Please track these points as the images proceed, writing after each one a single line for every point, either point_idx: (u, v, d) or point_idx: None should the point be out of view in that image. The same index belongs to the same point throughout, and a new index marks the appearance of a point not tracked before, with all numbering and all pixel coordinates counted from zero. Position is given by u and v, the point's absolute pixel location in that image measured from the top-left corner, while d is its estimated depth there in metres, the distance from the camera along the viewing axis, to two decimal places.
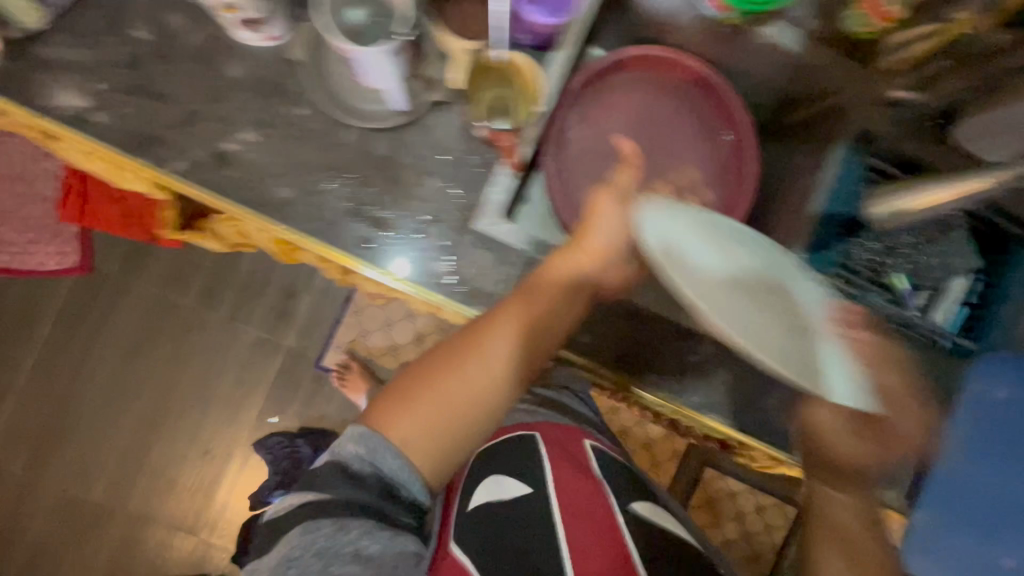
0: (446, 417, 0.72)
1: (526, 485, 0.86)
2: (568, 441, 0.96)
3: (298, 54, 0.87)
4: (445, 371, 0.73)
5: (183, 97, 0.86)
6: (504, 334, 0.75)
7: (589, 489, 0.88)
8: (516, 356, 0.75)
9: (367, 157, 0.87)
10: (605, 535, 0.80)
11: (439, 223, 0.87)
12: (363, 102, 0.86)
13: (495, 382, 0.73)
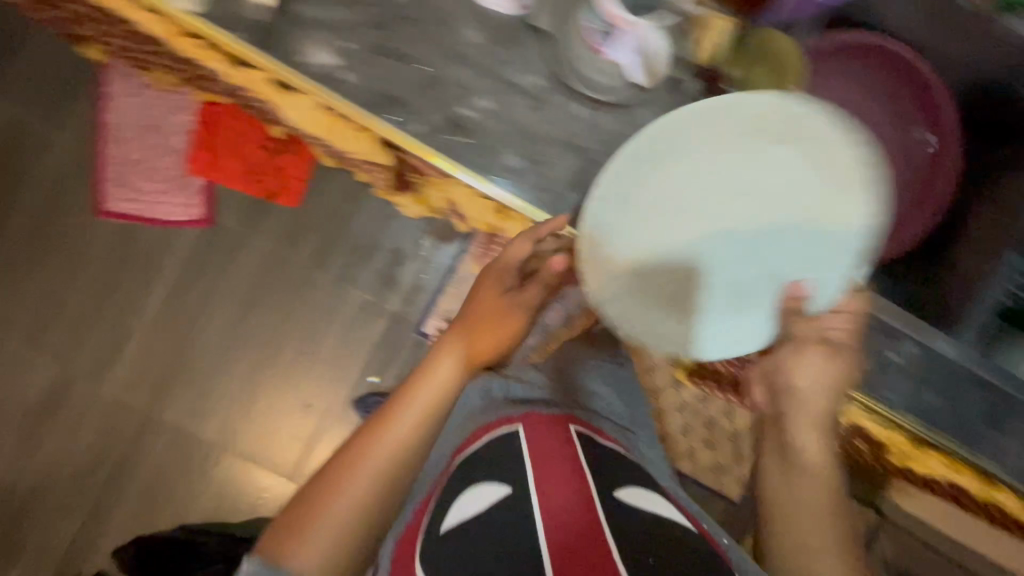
0: (375, 485, 0.88)
1: (504, 487, 0.94)
2: (549, 435, 1.04)
3: (546, 24, 0.93)
4: (374, 445, 0.90)
5: (420, 58, 0.93)
6: (450, 362, 0.98)
7: (572, 483, 0.96)
8: (421, 412, 0.94)
9: (596, 132, 0.95)
10: (585, 521, 0.91)
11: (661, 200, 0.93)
12: (602, 73, 0.93)
13: (401, 450, 0.91)
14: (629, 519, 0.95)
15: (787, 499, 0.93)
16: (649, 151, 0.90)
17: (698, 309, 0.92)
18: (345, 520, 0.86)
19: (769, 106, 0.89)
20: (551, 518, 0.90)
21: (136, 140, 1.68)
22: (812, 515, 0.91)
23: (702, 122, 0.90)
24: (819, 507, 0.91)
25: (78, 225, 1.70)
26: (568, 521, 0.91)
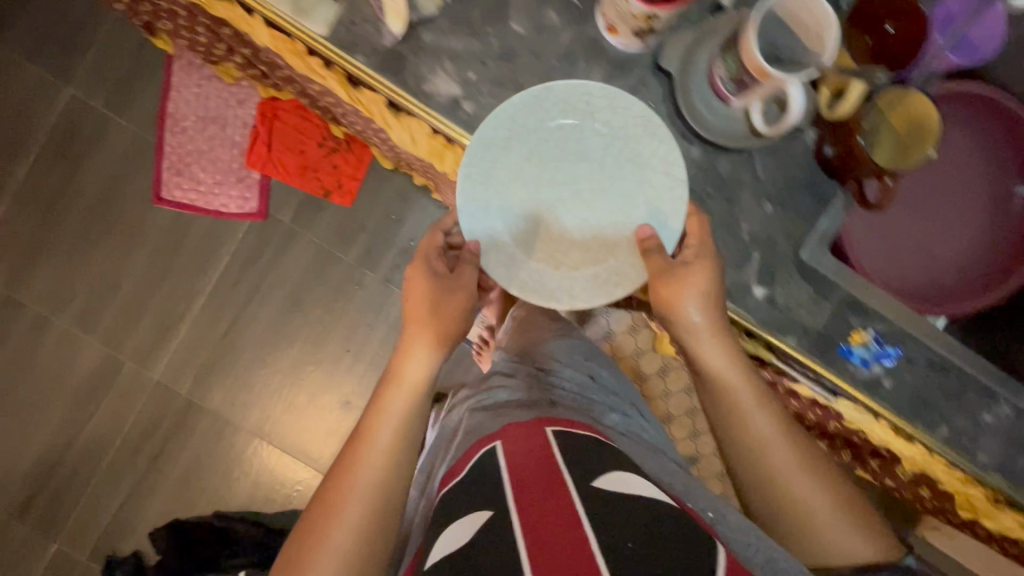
0: (376, 507, 0.80)
1: (485, 512, 0.72)
2: (527, 435, 0.82)
3: (675, 66, 0.77)
4: (358, 470, 0.81)
5: (552, 92, 0.78)
6: (416, 361, 0.88)
7: (548, 483, 0.74)
8: (392, 428, 0.85)
9: (707, 175, 0.78)
10: (565, 528, 0.68)
11: (764, 257, 0.77)
12: (721, 115, 0.76)
13: (388, 462, 0.83)
14: (614, 524, 0.68)
15: (766, 450, 0.81)
16: (497, 132, 0.77)
17: (557, 262, 0.80)
18: (350, 551, 0.77)
19: (648, 113, 0.77)
20: (534, 540, 0.67)
21: (196, 131, 1.69)
22: (792, 467, 0.80)
23: (613, 105, 0.77)
24: (779, 452, 0.80)
25: (133, 210, 1.72)
26: (535, 522, 0.69)
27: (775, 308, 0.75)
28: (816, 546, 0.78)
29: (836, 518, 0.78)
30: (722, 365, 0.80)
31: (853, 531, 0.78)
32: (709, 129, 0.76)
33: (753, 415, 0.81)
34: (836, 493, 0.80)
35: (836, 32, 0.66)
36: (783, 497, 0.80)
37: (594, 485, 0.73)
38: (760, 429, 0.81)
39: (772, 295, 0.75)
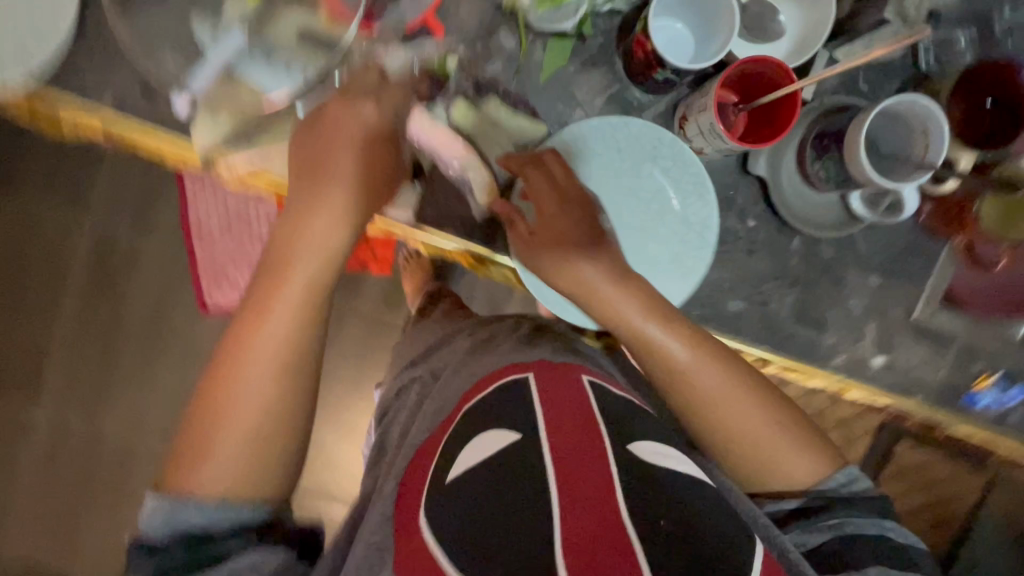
0: (277, 410, 0.55)
1: (511, 431, 0.52)
2: (553, 381, 0.59)
3: (764, 167, 0.66)
4: (255, 345, 0.55)
5: (626, 208, 0.67)
6: (324, 220, 0.60)
7: (579, 423, 0.53)
8: (306, 292, 0.58)
9: (811, 262, 0.70)
10: (596, 482, 0.48)
11: (877, 325, 0.72)
12: (819, 204, 0.67)
13: (288, 363, 0.56)
14: (665, 495, 0.48)
15: (691, 386, 0.60)
16: (577, 142, 0.65)
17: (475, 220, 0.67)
18: (236, 473, 0.53)
19: (700, 177, 0.65)
20: (562, 485, 0.47)
21: (224, 236, 1.30)
22: (743, 416, 0.60)
23: (677, 162, 0.65)
24: (703, 388, 0.60)
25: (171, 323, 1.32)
26: (566, 460, 0.50)
27: (896, 371, 0.73)
28: (750, 469, 0.60)
29: (791, 443, 0.59)
30: (631, 314, 0.61)
31: (795, 451, 0.59)
32: (812, 226, 0.67)
33: (668, 343, 0.60)
34: (777, 419, 0.60)
35: (947, 128, 0.57)
36: (728, 435, 0.60)
37: (630, 446, 0.52)
38: (677, 356, 0.60)
39: (890, 361, 0.73)
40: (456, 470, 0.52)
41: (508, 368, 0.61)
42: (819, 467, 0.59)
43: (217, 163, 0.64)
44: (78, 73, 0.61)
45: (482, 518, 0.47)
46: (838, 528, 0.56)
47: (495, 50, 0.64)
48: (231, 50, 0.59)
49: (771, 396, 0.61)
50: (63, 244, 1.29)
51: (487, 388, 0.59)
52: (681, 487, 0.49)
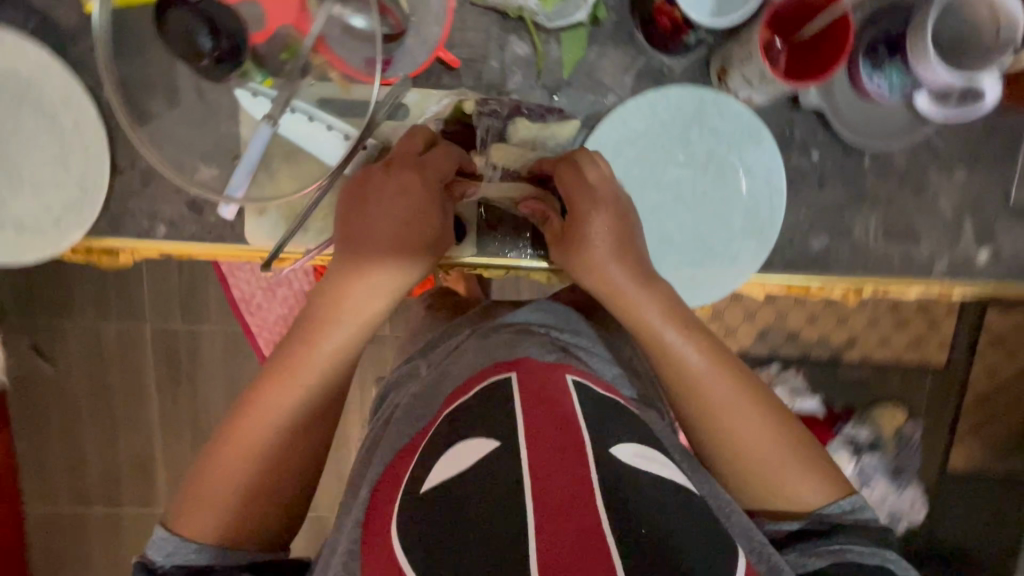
0: (287, 465, 0.54)
1: (490, 440, 0.47)
2: (541, 377, 0.52)
3: (818, 96, 0.62)
4: (275, 406, 0.54)
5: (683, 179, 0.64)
6: (373, 290, 0.57)
7: (559, 427, 0.47)
8: (328, 361, 0.56)
9: (886, 175, 0.66)
10: (575, 495, 0.43)
11: (972, 219, 0.68)
12: (881, 118, 0.64)
13: (309, 426, 0.55)
14: (646, 513, 0.43)
15: (708, 391, 0.57)
16: (622, 129, 0.62)
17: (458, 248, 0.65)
18: (235, 521, 0.52)
19: (752, 123, 0.62)
20: (540, 500, 0.43)
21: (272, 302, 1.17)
22: (748, 415, 0.56)
23: (723, 114, 0.62)
24: (714, 392, 0.56)
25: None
26: (553, 469, 0.44)
27: (1005, 260, 0.69)
28: (752, 485, 0.55)
29: (794, 456, 0.55)
30: (657, 322, 0.58)
31: (794, 461, 0.55)
32: (879, 139, 0.64)
33: (685, 349, 0.57)
34: (786, 428, 0.56)
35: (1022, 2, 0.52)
36: (725, 439, 0.56)
37: (614, 450, 0.47)
38: (691, 362, 0.57)
39: (997, 251, 0.68)
40: (431, 483, 0.46)
41: (499, 366, 0.54)
42: (822, 491, 0.55)
43: (281, 257, 0.64)
44: (128, 210, 0.63)
45: (451, 542, 0.42)
46: (838, 555, 0.50)
47: (512, 61, 0.62)
48: (259, 144, 0.60)
49: (778, 404, 0.58)
50: (131, 356, 1.31)
51: (477, 386, 0.53)
52: (668, 497, 0.46)
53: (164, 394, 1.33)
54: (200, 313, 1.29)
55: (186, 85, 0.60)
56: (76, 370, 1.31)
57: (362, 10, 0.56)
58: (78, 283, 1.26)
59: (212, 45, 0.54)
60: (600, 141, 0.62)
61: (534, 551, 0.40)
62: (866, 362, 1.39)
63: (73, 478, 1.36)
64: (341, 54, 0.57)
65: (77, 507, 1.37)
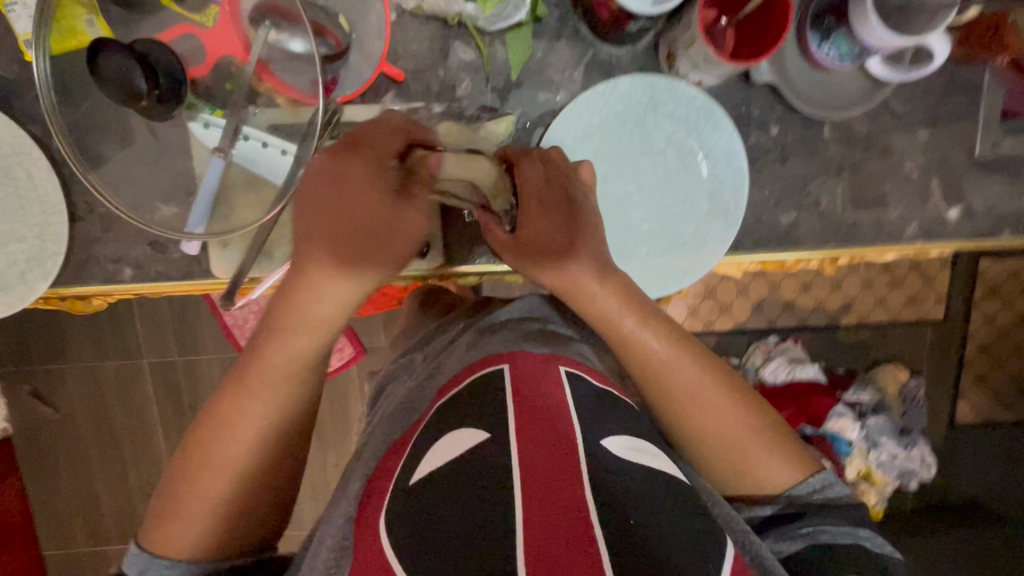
0: (260, 476, 0.51)
1: (483, 432, 0.46)
2: (536, 371, 0.52)
3: (769, 72, 0.62)
4: (238, 416, 0.50)
5: (642, 169, 0.64)
6: (332, 292, 0.50)
7: (553, 419, 0.47)
8: (288, 369, 0.51)
9: (849, 143, 0.66)
10: (563, 484, 0.42)
11: (940, 178, 0.67)
12: (833, 88, 0.63)
13: (277, 438, 0.52)
14: (636, 503, 0.42)
15: (675, 379, 0.55)
16: (574, 126, 0.62)
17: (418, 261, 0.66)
18: (212, 534, 0.49)
19: (708, 107, 0.62)
20: (527, 487, 0.42)
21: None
22: (716, 400, 0.55)
23: (677, 102, 0.62)
24: (680, 380, 0.55)
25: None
26: (545, 456, 0.44)
27: (978, 215, 0.68)
28: (725, 471, 0.55)
29: (763, 441, 0.55)
30: (617, 313, 0.56)
31: (764, 444, 0.54)
32: (835, 109, 0.63)
33: (647, 338, 0.56)
34: (755, 412, 0.56)
35: None
36: (694, 427, 0.55)
37: (603, 442, 0.46)
38: (653, 351, 0.55)
39: (968, 208, 0.68)
40: (419, 474, 0.46)
41: (490, 358, 0.54)
42: (794, 471, 0.54)
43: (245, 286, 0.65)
44: (93, 256, 0.63)
45: (438, 531, 0.41)
46: (812, 537, 0.50)
47: (458, 67, 0.61)
48: (214, 176, 0.59)
49: (744, 387, 0.57)
50: (131, 393, 1.31)
51: (467, 378, 0.53)
52: (655, 489, 0.45)
53: (168, 427, 1.33)
54: (194, 344, 1.28)
55: (134, 126, 0.60)
56: (77, 413, 1.31)
57: (299, 34, 0.55)
58: (71, 326, 1.26)
59: (151, 84, 0.52)
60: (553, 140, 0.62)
61: (520, 541, 0.39)
62: (863, 325, 1.39)
63: (88, 519, 1.36)
64: (284, 78, 0.57)
65: (94, 546, 1.37)
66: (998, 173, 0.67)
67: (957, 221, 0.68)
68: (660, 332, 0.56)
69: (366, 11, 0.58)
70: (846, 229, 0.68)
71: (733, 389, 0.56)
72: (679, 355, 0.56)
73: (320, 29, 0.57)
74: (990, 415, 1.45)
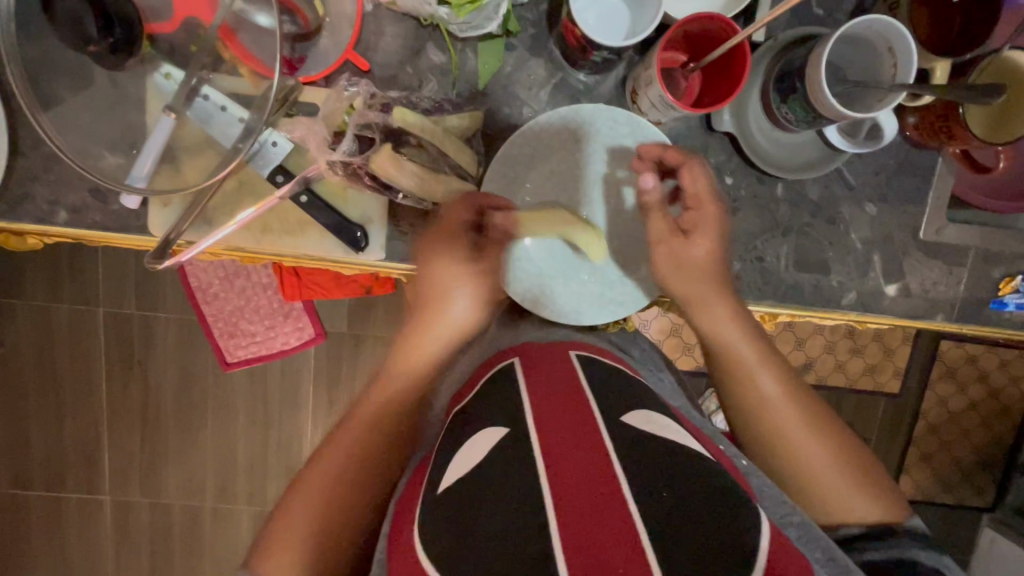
0: (343, 506, 0.55)
1: (500, 427, 0.46)
2: (545, 360, 0.55)
3: (730, 122, 0.63)
4: (356, 432, 0.59)
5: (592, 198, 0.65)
6: (436, 321, 0.63)
7: (570, 406, 0.47)
8: (403, 393, 0.61)
9: (800, 205, 0.67)
10: (588, 456, 0.41)
11: (883, 254, 0.69)
12: (787, 151, 0.64)
13: (368, 463, 0.57)
14: (678, 470, 0.40)
15: (780, 416, 0.58)
16: (548, 140, 0.62)
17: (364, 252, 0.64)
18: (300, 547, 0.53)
19: (665, 146, 0.62)
20: (550, 461, 0.40)
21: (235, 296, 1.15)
22: (803, 428, 0.58)
23: (636, 136, 0.63)
24: (783, 417, 0.58)
25: (203, 390, 1.30)
26: (569, 441, 0.43)
27: (914, 296, 0.70)
28: (821, 506, 0.55)
29: (858, 481, 0.56)
30: (733, 340, 0.60)
31: (856, 484, 0.55)
32: (791, 170, 0.64)
33: (761, 374, 0.59)
34: (838, 446, 0.57)
35: (913, 43, 0.53)
36: (782, 451, 0.57)
37: (625, 419, 0.46)
38: (766, 387, 0.59)
39: (906, 286, 0.69)
40: (447, 481, 0.45)
41: (502, 355, 0.59)
42: (872, 507, 0.55)
43: (176, 248, 0.64)
44: (30, 195, 0.62)
45: (465, 522, 0.39)
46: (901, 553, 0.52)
47: (427, 68, 0.62)
48: (163, 133, 0.59)
49: (833, 421, 0.60)
50: (76, 340, 1.27)
51: (486, 375, 0.57)
52: (678, 455, 0.42)
53: (113, 380, 1.29)
54: (155, 299, 1.26)
55: (93, 70, 0.59)
56: (20, 352, 1.27)
57: (266, 9, 0.55)
58: (32, 263, 1.22)
59: (104, 34, 0.53)
60: (516, 152, 0.62)
61: (551, 511, 0.37)
62: (820, 386, 1.42)
63: (14, 462, 1.32)
64: (248, 48, 0.57)
65: (15, 490, 1.33)
66: (938, 257, 0.69)
67: (893, 298, 0.69)
68: (763, 356, 0.60)
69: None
70: (790, 288, 0.68)
71: (825, 424, 0.59)
72: (773, 381, 0.59)
73: (291, 6, 0.57)
74: (928, 493, 1.50)
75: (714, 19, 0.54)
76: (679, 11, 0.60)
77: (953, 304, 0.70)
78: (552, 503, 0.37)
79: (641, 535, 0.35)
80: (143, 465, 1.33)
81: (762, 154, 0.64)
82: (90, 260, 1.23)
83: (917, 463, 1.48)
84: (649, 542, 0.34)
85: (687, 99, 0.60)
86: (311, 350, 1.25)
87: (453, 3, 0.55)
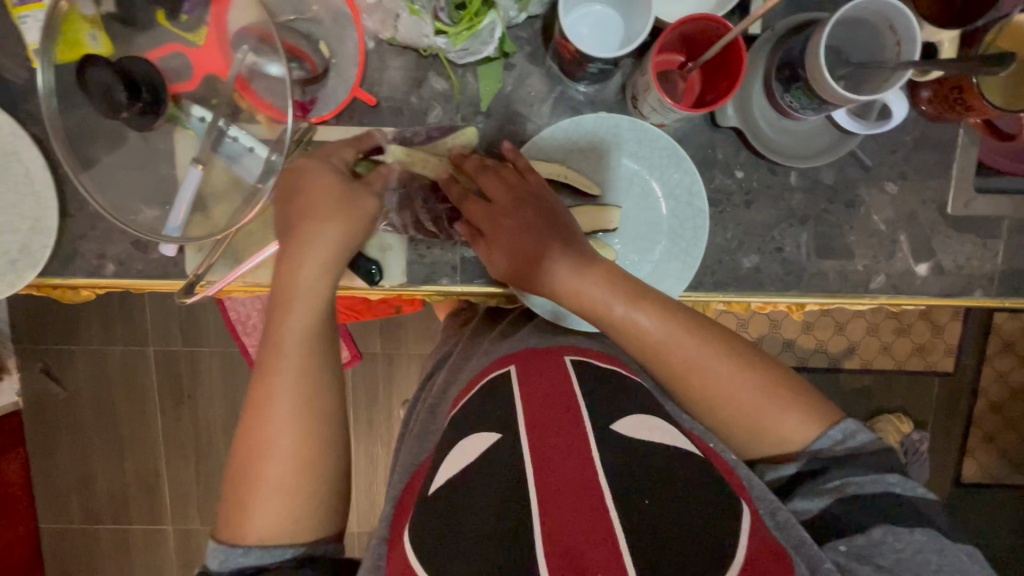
0: (314, 469, 0.52)
1: (494, 432, 0.50)
2: (542, 363, 0.57)
3: (735, 116, 0.62)
4: (270, 407, 0.52)
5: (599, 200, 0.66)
6: (315, 262, 0.56)
7: (560, 411, 0.50)
8: (301, 339, 0.54)
9: (816, 191, 0.66)
10: (576, 468, 0.45)
11: (909, 232, 0.67)
12: (794, 137, 0.64)
13: (315, 428, 0.53)
14: (667, 484, 0.44)
15: (712, 385, 0.56)
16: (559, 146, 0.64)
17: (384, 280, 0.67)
18: (284, 519, 0.50)
19: (670, 147, 0.63)
20: (539, 472, 0.45)
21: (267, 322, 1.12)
22: (700, 362, 0.56)
23: (640, 140, 0.64)
24: (680, 357, 0.56)
25: None
26: (561, 449, 0.46)
27: (947, 273, 0.67)
28: (751, 441, 0.57)
29: (775, 398, 0.56)
30: (606, 301, 0.57)
31: (776, 407, 0.56)
32: (802, 157, 0.63)
33: (638, 320, 0.56)
34: (744, 372, 0.56)
35: (914, 18, 0.52)
36: (704, 402, 0.57)
37: (614, 426, 0.49)
38: (650, 331, 0.56)
39: (938, 263, 0.67)
40: (438, 480, 0.49)
41: (502, 360, 0.60)
42: (811, 426, 0.55)
43: (202, 287, 0.68)
44: (79, 251, 0.67)
45: (450, 535, 0.43)
46: (839, 488, 0.53)
47: (431, 95, 0.65)
48: (192, 184, 0.63)
49: (735, 343, 0.58)
50: (132, 377, 1.35)
51: (486, 378, 0.58)
52: (670, 462, 0.46)
53: (166, 412, 1.37)
54: (202, 333, 1.32)
55: (126, 131, 0.64)
56: (82, 392, 1.35)
57: (276, 58, 0.59)
58: (86, 310, 1.31)
59: (133, 98, 0.57)
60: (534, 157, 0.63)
61: (537, 515, 0.42)
62: (866, 370, 1.37)
63: (82, 497, 1.40)
64: (264, 97, 0.60)
65: (85, 524, 1.41)
66: (969, 230, 0.67)
67: (923, 275, 0.67)
68: (637, 291, 0.57)
69: (344, 39, 0.62)
70: (812, 274, 0.67)
71: (723, 350, 0.57)
72: (650, 319, 0.56)
73: (299, 53, 0.60)
74: (996, 475, 1.42)
75: (707, 19, 0.54)
76: (671, 13, 0.61)
77: (991, 276, 0.67)
78: (538, 511, 0.42)
79: (619, 540, 0.40)
80: (200, 492, 1.39)
81: (775, 146, 0.63)
82: (139, 303, 1.31)
83: (981, 444, 1.41)
84: (626, 544, 0.40)
85: (687, 99, 0.60)
86: (349, 372, 1.28)
87: (450, 32, 0.57)
